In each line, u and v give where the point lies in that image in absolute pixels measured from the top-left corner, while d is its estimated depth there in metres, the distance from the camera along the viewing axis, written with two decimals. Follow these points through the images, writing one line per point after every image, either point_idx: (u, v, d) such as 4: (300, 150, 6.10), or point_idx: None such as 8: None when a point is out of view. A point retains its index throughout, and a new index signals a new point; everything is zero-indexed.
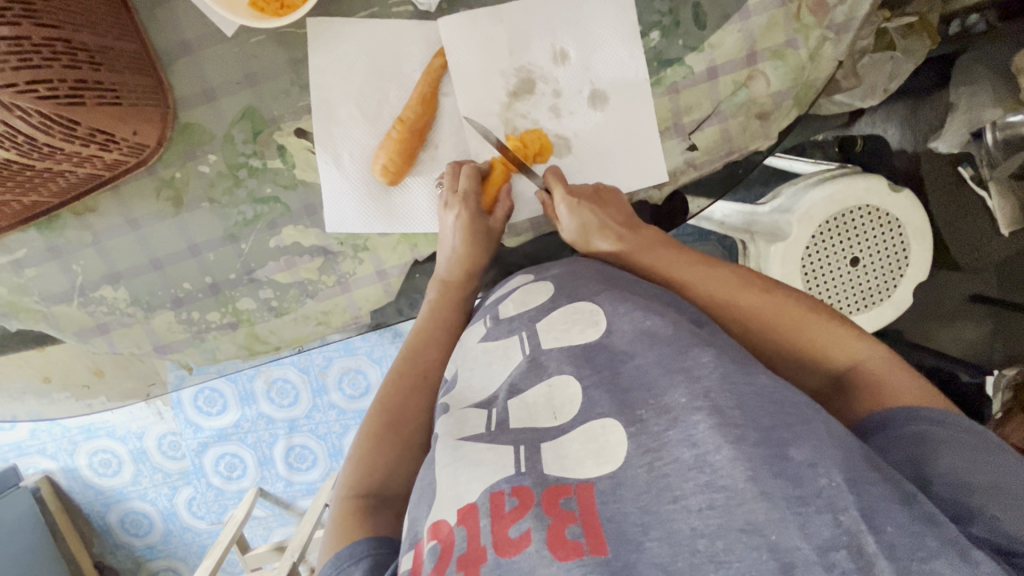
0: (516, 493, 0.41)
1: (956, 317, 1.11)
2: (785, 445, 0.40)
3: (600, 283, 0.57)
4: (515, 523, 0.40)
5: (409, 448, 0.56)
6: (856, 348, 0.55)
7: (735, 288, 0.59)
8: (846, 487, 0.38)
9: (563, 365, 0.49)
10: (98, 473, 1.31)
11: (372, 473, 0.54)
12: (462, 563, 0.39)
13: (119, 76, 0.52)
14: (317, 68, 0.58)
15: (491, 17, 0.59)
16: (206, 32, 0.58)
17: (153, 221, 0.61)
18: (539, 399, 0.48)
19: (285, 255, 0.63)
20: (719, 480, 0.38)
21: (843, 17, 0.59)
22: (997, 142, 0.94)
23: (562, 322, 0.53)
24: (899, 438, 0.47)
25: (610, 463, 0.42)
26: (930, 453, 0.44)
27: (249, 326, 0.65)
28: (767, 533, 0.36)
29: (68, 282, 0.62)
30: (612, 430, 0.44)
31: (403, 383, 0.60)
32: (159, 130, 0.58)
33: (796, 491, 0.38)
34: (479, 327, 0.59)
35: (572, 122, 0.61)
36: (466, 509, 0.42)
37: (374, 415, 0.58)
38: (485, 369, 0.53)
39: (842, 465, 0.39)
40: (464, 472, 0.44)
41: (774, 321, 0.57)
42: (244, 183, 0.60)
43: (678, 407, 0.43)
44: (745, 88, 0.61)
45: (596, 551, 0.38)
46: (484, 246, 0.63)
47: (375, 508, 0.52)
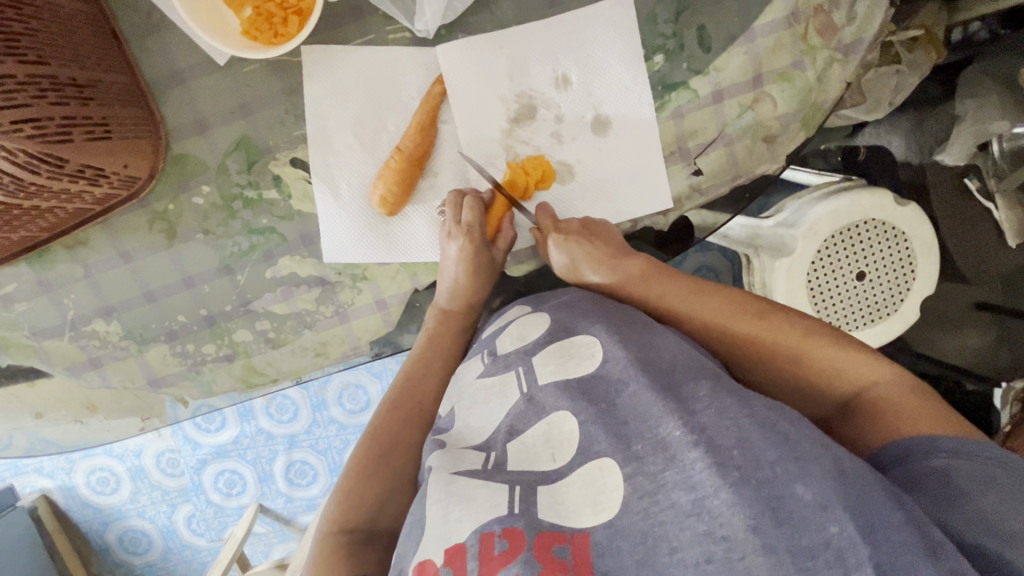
0: (506, 535, 0.40)
1: (961, 324, 1.08)
2: (790, 482, 0.38)
3: (599, 315, 0.55)
4: (503, 568, 0.38)
5: (401, 484, 0.54)
6: (865, 369, 0.51)
7: (729, 314, 0.56)
8: (859, 538, 0.36)
9: (560, 402, 0.48)
10: (96, 492, 1.30)
11: (358, 507, 0.52)
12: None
13: (109, 109, 0.50)
14: (312, 96, 0.57)
15: (490, 42, 0.57)
16: (198, 61, 0.56)
17: (146, 253, 0.60)
18: (539, 439, 0.47)
19: (281, 286, 0.61)
20: (718, 529, 0.37)
21: (851, 37, 0.57)
22: (1004, 152, 0.94)
23: (558, 355, 0.52)
24: (921, 474, 0.43)
25: (608, 510, 0.41)
26: (960, 493, 0.41)
27: (245, 358, 0.63)
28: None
29: (58, 316, 0.61)
30: (610, 471, 0.43)
31: (398, 416, 0.58)
32: (151, 162, 0.56)
33: (802, 542, 0.36)
34: (477, 363, 0.57)
35: (574, 148, 0.60)
36: (453, 550, 0.40)
37: (366, 444, 0.56)
38: (482, 409, 0.52)
39: (862, 514, 0.37)
40: (455, 509, 0.43)
41: (774, 348, 0.54)
42: (239, 215, 0.59)
43: (674, 442, 0.41)
44: (751, 110, 0.59)
45: None
46: (484, 280, 0.62)
47: (358, 546, 0.50)
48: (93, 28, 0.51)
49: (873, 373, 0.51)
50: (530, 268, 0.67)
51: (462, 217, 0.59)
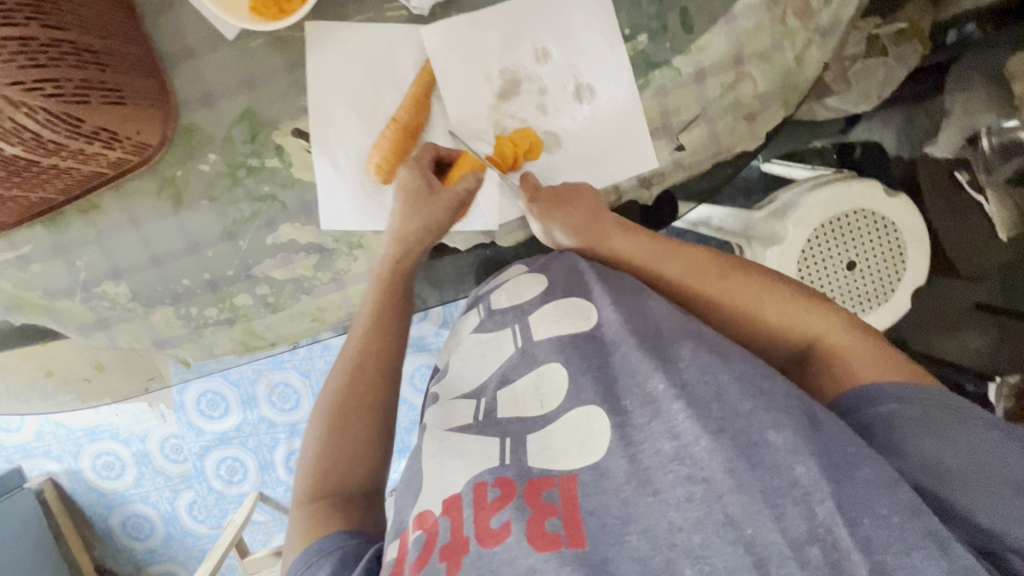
0: (498, 484, 0.42)
1: (957, 323, 1.07)
2: (761, 431, 0.40)
3: (595, 275, 0.56)
4: (497, 514, 0.40)
5: (371, 438, 0.55)
6: (820, 321, 0.54)
7: (699, 274, 0.58)
8: (824, 478, 0.38)
9: (551, 354, 0.50)
10: (101, 475, 1.32)
11: (331, 468, 0.53)
12: (445, 551, 0.40)
13: (124, 77, 0.54)
14: (314, 71, 0.60)
15: (473, 18, 0.60)
16: (209, 36, 0.60)
17: (154, 218, 0.63)
18: (528, 388, 0.49)
19: (281, 251, 0.64)
20: (699, 472, 0.39)
21: (827, 20, 0.60)
22: (993, 147, 0.93)
23: (554, 314, 0.53)
24: (870, 422, 0.47)
25: (594, 454, 0.43)
26: (902, 439, 0.45)
27: (245, 322, 0.66)
28: (744, 527, 0.37)
29: (71, 278, 0.64)
30: (596, 418, 0.45)
31: (360, 372, 0.58)
32: (162, 130, 0.59)
33: (775, 482, 0.38)
34: (474, 317, 0.60)
35: (558, 120, 0.63)
36: (450, 500, 0.42)
37: (330, 403, 0.56)
38: (477, 362, 0.55)
39: (820, 456, 0.39)
40: (449, 462, 0.45)
41: (742, 306, 0.56)
42: (242, 183, 0.62)
43: (660, 395, 0.44)
44: (732, 89, 0.62)
45: (575, 545, 0.38)
46: (422, 218, 0.60)
47: (337, 507, 0.51)
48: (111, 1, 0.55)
49: (827, 325, 0.54)
50: (520, 238, 0.68)
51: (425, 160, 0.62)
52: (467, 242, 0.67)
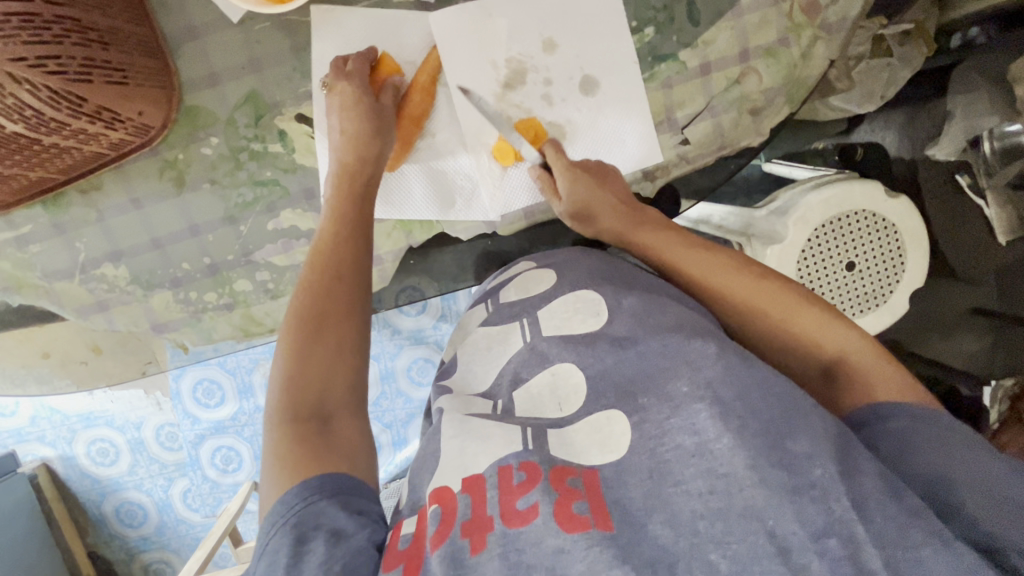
0: (523, 468, 0.42)
1: (954, 328, 1.08)
2: (782, 437, 0.41)
3: (603, 275, 0.60)
4: (523, 496, 0.40)
5: (342, 362, 0.51)
6: (847, 340, 0.54)
7: (725, 275, 0.59)
8: (840, 478, 0.39)
9: (566, 354, 0.52)
10: (95, 461, 1.32)
11: (302, 395, 0.48)
12: (468, 528, 0.40)
13: (128, 57, 0.53)
14: (320, 55, 0.60)
15: (480, 8, 0.60)
16: (213, 18, 0.59)
17: (155, 201, 0.63)
18: (544, 388, 0.51)
19: (282, 237, 0.64)
20: (719, 466, 0.39)
21: (834, 17, 0.60)
22: (995, 150, 0.96)
23: (563, 309, 0.57)
24: (885, 433, 0.48)
25: (615, 451, 0.43)
26: (914, 451, 0.45)
27: (244, 307, 0.66)
28: (766, 517, 0.37)
29: (70, 259, 0.64)
30: (617, 421, 0.45)
31: (318, 299, 0.54)
32: (164, 112, 0.59)
33: (792, 480, 0.39)
34: (481, 311, 0.63)
35: (562, 109, 0.63)
36: (473, 479, 0.43)
37: (294, 329, 0.52)
38: (484, 355, 0.58)
39: (837, 457, 0.40)
40: (471, 444, 0.46)
41: (770, 312, 0.57)
42: (245, 167, 0.62)
43: (682, 397, 0.44)
44: (737, 85, 0.62)
45: (602, 526, 0.39)
46: (375, 125, 0.59)
47: (318, 434, 0.47)
48: None
49: (856, 345, 0.54)
50: (519, 227, 0.67)
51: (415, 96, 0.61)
52: (470, 233, 0.66)
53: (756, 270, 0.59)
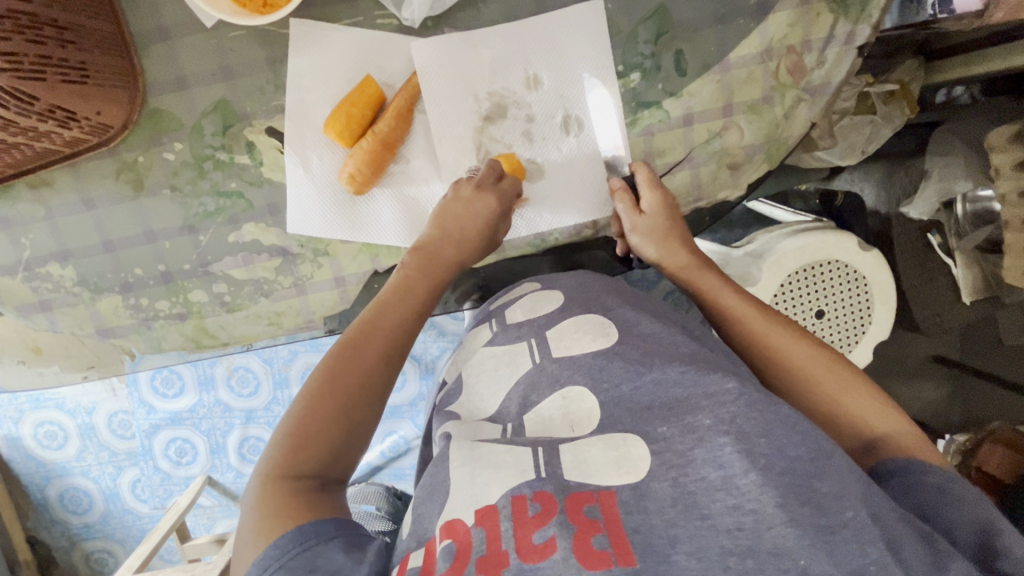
0: (538, 499, 0.40)
1: (917, 375, 1.11)
2: (809, 476, 0.40)
3: (610, 295, 0.61)
4: (539, 529, 0.38)
5: (366, 428, 0.50)
6: (890, 422, 0.52)
7: (782, 335, 0.58)
8: (869, 520, 0.38)
9: (578, 378, 0.52)
10: (42, 445, 1.27)
11: (314, 453, 0.47)
12: (482, 564, 0.37)
13: (87, 55, 0.51)
14: (295, 70, 0.58)
15: (465, 38, 0.58)
16: (186, 20, 0.57)
17: (110, 202, 0.60)
18: (556, 412, 0.51)
19: (242, 251, 0.62)
20: (746, 503, 0.38)
21: (819, 80, 0.60)
22: (966, 213, 0.95)
23: (572, 331, 0.57)
24: (916, 486, 0.46)
25: (633, 474, 0.42)
26: (948, 506, 0.44)
27: (198, 318, 0.64)
28: (797, 558, 0.35)
29: (14, 254, 0.61)
30: (635, 444, 0.45)
31: (373, 360, 0.52)
32: (125, 112, 0.57)
33: (823, 519, 0.37)
34: (486, 331, 0.63)
35: (541, 148, 0.62)
36: (485, 510, 0.40)
37: (324, 381, 0.50)
38: (493, 375, 0.57)
39: (865, 499, 0.39)
40: (482, 472, 0.44)
41: (816, 379, 0.55)
42: (208, 175, 0.60)
43: (704, 428, 0.43)
44: (719, 137, 0.62)
45: (624, 561, 0.36)
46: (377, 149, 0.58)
47: (318, 492, 0.45)
48: None
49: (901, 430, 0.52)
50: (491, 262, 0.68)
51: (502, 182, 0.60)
52: None
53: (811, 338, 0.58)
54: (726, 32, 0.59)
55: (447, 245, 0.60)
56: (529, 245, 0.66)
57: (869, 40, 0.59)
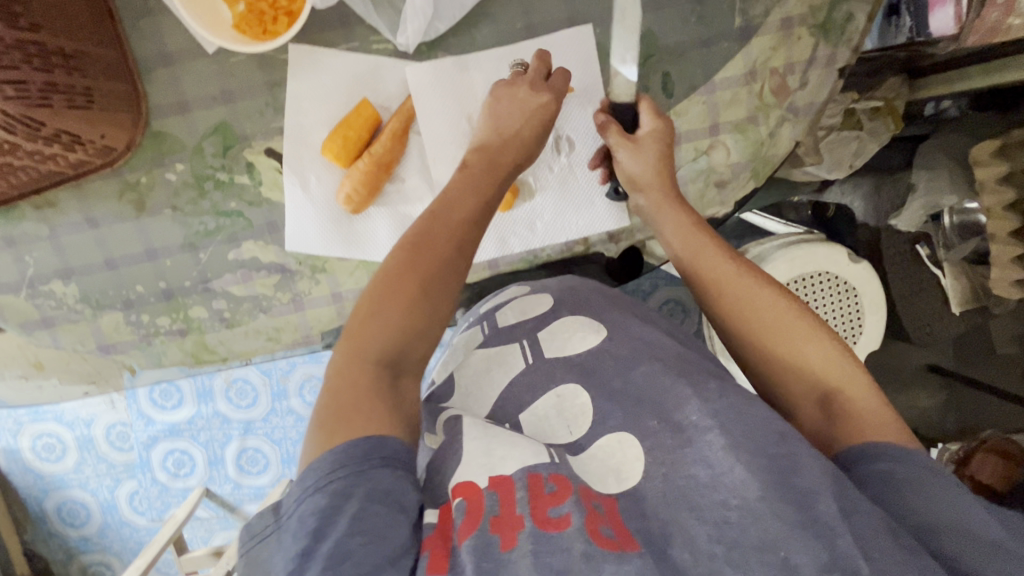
0: (554, 480, 0.44)
1: (910, 386, 1.11)
2: (786, 470, 0.43)
3: (599, 298, 0.63)
4: (555, 505, 0.41)
5: (432, 322, 0.49)
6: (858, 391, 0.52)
7: (757, 295, 0.57)
8: (840, 516, 0.40)
9: (570, 376, 0.56)
10: (40, 457, 1.27)
11: (377, 340, 0.46)
12: (497, 524, 0.40)
13: (92, 82, 0.53)
14: (293, 94, 0.59)
15: (459, 63, 0.60)
16: (188, 46, 0.58)
17: (113, 222, 0.62)
18: (551, 410, 0.55)
19: (242, 268, 0.63)
20: (732, 498, 0.41)
21: (802, 101, 0.62)
22: (953, 225, 0.98)
23: (563, 331, 0.60)
24: (869, 476, 0.46)
25: (631, 478, 0.46)
26: (897, 495, 0.43)
27: (198, 334, 0.65)
28: (781, 550, 0.38)
29: (18, 272, 0.62)
30: (629, 445, 0.49)
31: (437, 255, 0.51)
32: (129, 135, 0.58)
33: (799, 514, 0.40)
34: (477, 334, 0.64)
35: (535, 169, 0.64)
36: (501, 479, 0.44)
37: (392, 275, 0.49)
38: (486, 376, 0.59)
39: (836, 493, 0.41)
40: (497, 447, 0.47)
41: (790, 339, 0.54)
42: (209, 195, 0.61)
43: (690, 426, 0.47)
44: (705, 156, 0.64)
45: (629, 547, 0.40)
46: (397, 145, 0.61)
47: (390, 387, 0.45)
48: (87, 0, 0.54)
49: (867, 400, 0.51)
50: (482, 276, 0.68)
51: (551, 79, 0.59)
52: None
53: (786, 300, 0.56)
54: (711, 55, 0.61)
55: (514, 149, 0.58)
56: (522, 261, 0.67)
57: (849, 63, 0.61)
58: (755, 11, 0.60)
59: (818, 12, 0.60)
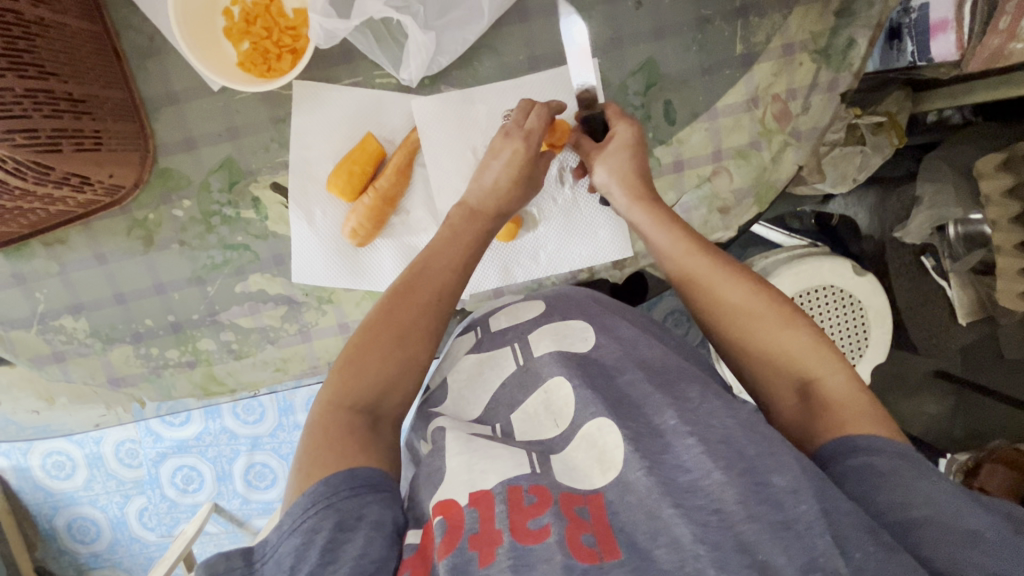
0: (533, 491, 0.45)
1: (918, 391, 1.11)
2: (767, 472, 0.43)
3: (592, 301, 0.63)
4: (535, 517, 0.42)
5: (410, 374, 0.51)
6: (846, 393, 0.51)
7: (746, 298, 0.55)
8: (821, 516, 0.40)
9: (554, 369, 0.56)
10: (51, 476, 1.29)
11: (358, 390, 0.49)
12: (475, 541, 0.41)
13: (101, 123, 0.53)
14: (298, 129, 0.60)
15: (462, 96, 0.61)
16: (193, 85, 0.59)
17: (121, 257, 0.62)
18: (540, 407, 0.55)
19: (249, 300, 0.64)
20: (711, 503, 0.42)
21: (805, 126, 0.62)
22: (958, 236, 0.95)
23: (553, 331, 0.60)
24: (845, 472, 0.46)
25: (614, 468, 0.47)
26: (870, 490, 0.44)
27: (206, 366, 0.65)
28: (759, 553, 0.39)
29: (29, 308, 0.63)
30: (609, 431, 0.49)
31: (418, 305, 0.53)
32: (137, 173, 0.59)
33: (780, 516, 0.41)
34: (470, 338, 0.64)
35: (537, 199, 0.65)
36: (479, 495, 0.44)
37: (375, 322, 0.52)
38: (476, 380, 0.60)
39: (817, 495, 0.41)
40: (479, 462, 0.48)
41: (777, 341, 0.54)
42: (216, 230, 0.62)
43: (670, 430, 0.48)
44: (708, 182, 0.64)
45: (611, 555, 0.40)
46: (401, 180, 0.61)
47: (366, 432, 0.47)
48: (96, 43, 0.55)
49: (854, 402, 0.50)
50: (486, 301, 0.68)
51: (527, 123, 0.58)
52: None
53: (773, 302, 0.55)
54: (712, 82, 0.61)
55: (493, 199, 0.58)
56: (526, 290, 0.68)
57: (851, 87, 0.61)
58: (757, 38, 0.60)
59: (818, 38, 0.60)
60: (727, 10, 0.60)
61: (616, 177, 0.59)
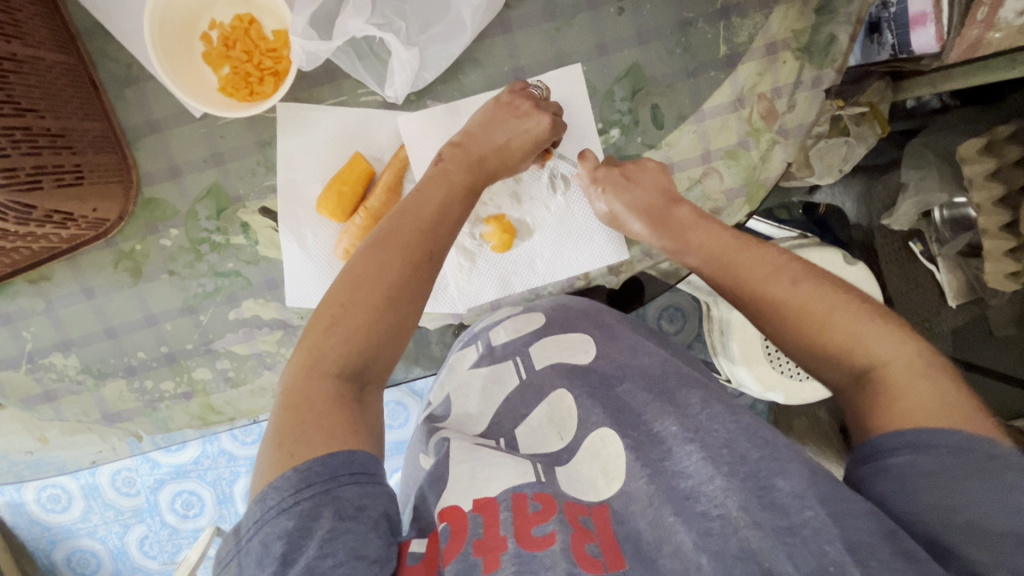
0: (538, 498, 0.44)
1: None
2: (771, 477, 0.44)
3: (591, 317, 0.61)
4: (540, 524, 0.42)
5: (394, 347, 0.50)
6: (905, 367, 0.47)
7: (767, 281, 0.54)
8: (830, 521, 0.40)
9: (558, 381, 0.56)
10: (46, 509, 1.26)
11: (339, 355, 0.46)
12: (480, 546, 0.42)
13: (82, 157, 0.52)
14: (283, 152, 0.59)
15: (449, 111, 0.60)
16: (175, 112, 0.58)
17: (110, 291, 0.61)
18: (543, 419, 0.55)
19: (243, 326, 0.62)
20: (713, 509, 0.43)
21: (792, 122, 0.61)
22: (944, 220, 0.94)
23: (554, 344, 0.59)
24: (883, 472, 0.44)
25: (618, 479, 0.48)
26: (906, 493, 0.42)
27: (203, 396, 0.64)
28: (761, 560, 0.40)
29: (16, 347, 0.62)
30: (611, 441, 0.50)
31: (400, 251, 0.51)
32: (121, 205, 0.58)
33: (783, 522, 0.41)
34: (472, 354, 0.62)
35: (530, 207, 0.65)
36: (484, 502, 0.44)
37: (357, 282, 0.49)
38: (479, 396, 0.59)
39: (825, 498, 0.41)
40: (483, 469, 0.47)
41: (809, 320, 0.52)
42: (205, 258, 0.61)
43: (671, 437, 0.49)
44: (699, 183, 0.64)
45: (614, 565, 0.41)
46: (393, 197, 0.61)
47: (354, 402, 0.45)
48: (72, 77, 0.54)
49: (912, 377, 0.46)
50: (484, 313, 0.68)
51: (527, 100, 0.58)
52: (436, 322, 0.68)
53: (802, 280, 0.53)
54: (698, 84, 0.61)
55: (496, 157, 0.58)
56: (523, 301, 0.67)
57: (835, 83, 0.61)
58: (739, 38, 0.61)
59: (800, 36, 0.60)
60: (709, 12, 0.60)
61: (625, 209, 0.60)
